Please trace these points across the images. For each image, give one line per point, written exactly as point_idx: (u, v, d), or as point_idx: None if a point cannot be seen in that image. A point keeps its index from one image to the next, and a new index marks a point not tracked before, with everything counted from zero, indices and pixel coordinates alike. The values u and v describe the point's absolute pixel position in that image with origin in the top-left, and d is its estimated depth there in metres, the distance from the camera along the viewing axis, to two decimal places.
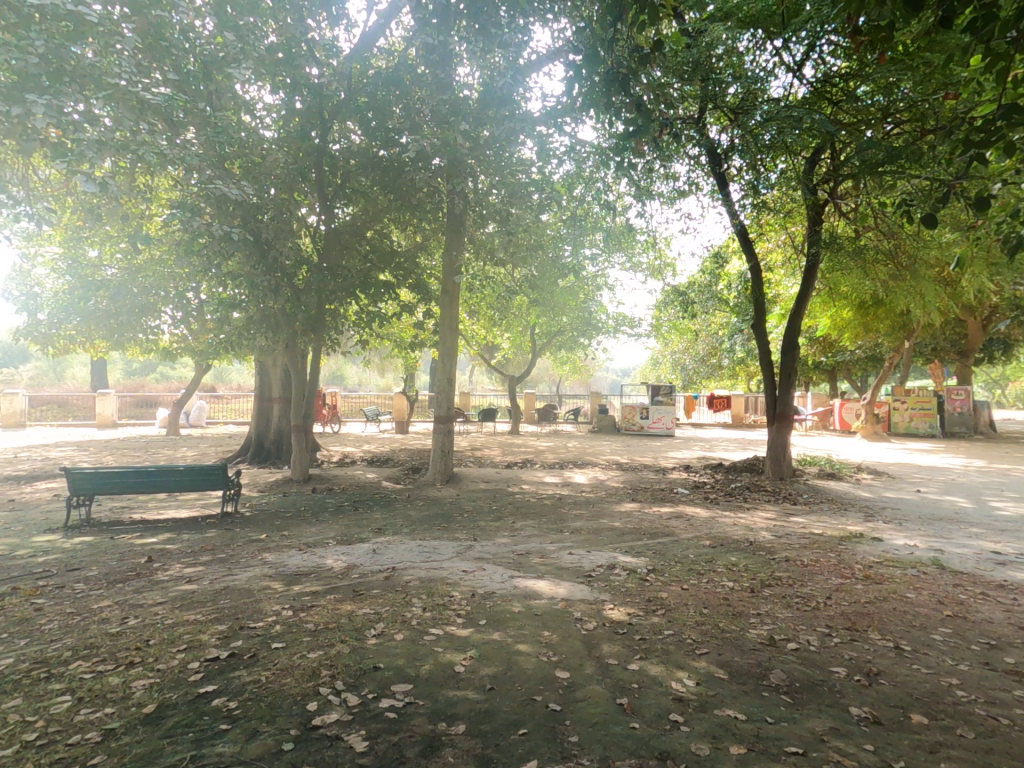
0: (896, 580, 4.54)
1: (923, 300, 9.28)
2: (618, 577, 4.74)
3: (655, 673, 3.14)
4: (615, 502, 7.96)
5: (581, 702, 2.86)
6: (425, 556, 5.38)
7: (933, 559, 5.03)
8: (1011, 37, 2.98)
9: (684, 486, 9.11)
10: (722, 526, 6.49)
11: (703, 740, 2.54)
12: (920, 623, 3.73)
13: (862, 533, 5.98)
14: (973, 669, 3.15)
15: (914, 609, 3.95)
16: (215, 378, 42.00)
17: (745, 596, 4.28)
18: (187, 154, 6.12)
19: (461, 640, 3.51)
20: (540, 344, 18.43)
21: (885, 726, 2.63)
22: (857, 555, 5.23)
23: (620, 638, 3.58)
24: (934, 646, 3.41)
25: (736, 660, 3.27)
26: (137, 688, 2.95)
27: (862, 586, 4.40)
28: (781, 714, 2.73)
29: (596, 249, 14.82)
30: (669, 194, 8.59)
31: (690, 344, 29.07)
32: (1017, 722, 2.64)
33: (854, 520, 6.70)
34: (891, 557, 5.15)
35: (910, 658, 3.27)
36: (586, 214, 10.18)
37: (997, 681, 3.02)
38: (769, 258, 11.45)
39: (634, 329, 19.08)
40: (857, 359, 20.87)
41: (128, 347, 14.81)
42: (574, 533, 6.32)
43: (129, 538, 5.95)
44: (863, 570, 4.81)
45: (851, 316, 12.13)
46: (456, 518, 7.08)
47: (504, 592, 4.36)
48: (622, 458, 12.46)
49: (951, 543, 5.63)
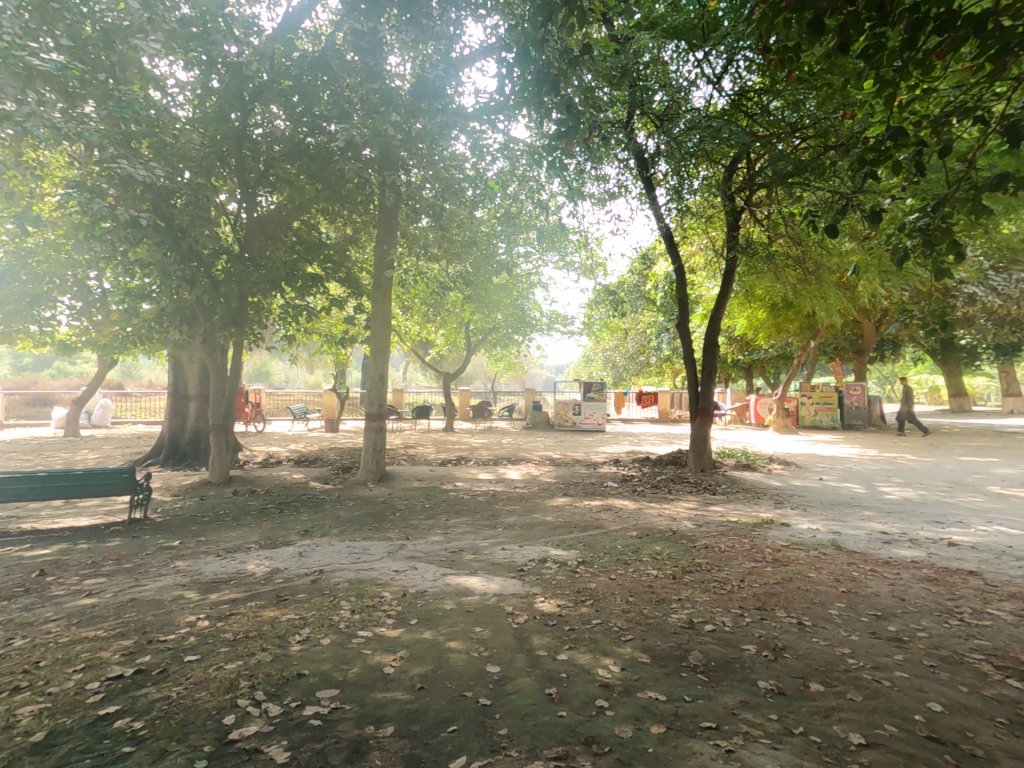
0: (800, 561, 4.92)
1: (825, 304, 10.08)
2: (549, 570, 4.84)
3: (583, 662, 3.22)
4: (547, 497, 8.12)
5: (512, 695, 2.90)
6: (355, 558, 5.24)
7: (832, 541, 5.50)
8: (897, 67, 3.28)
9: (613, 479, 9.41)
10: (648, 517, 6.78)
11: (626, 723, 2.64)
12: (819, 600, 4.06)
13: (771, 519, 6.43)
14: (861, 639, 3.47)
15: (814, 587, 4.30)
16: (122, 373, 38.82)
17: (667, 583, 4.49)
18: (84, 130, 5.64)
19: (391, 641, 3.45)
20: (474, 341, 18.42)
21: (788, 697, 2.84)
22: (768, 539, 5.62)
23: (550, 629, 3.66)
24: (830, 620, 3.72)
25: (659, 644, 3.43)
26: (24, 715, 2.68)
27: (770, 569, 4.74)
28: (698, 692, 2.89)
29: (530, 248, 14.98)
30: (600, 195, 8.84)
31: (619, 343, 30.11)
32: (896, 683, 2.94)
33: (765, 507, 7.21)
34: (796, 540, 5.58)
35: (810, 633, 3.55)
36: (520, 214, 10.28)
37: (881, 648, 3.34)
38: (692, 261, 12.03)
39: (566, 326, 19.43)
40: (770, 357, 22.41)
41: (17, 340, 13.42)
42: (507, 528, 6.38)
43: (17, 550, 5.39)
44: (772, 553, 5.17)
45: (766, 317, 12.99)
46: (387, 517, 6.94)
47: (436, 590, 4.33)
48: (555, 453, 12.72)
49: (846, 525, 6.18)
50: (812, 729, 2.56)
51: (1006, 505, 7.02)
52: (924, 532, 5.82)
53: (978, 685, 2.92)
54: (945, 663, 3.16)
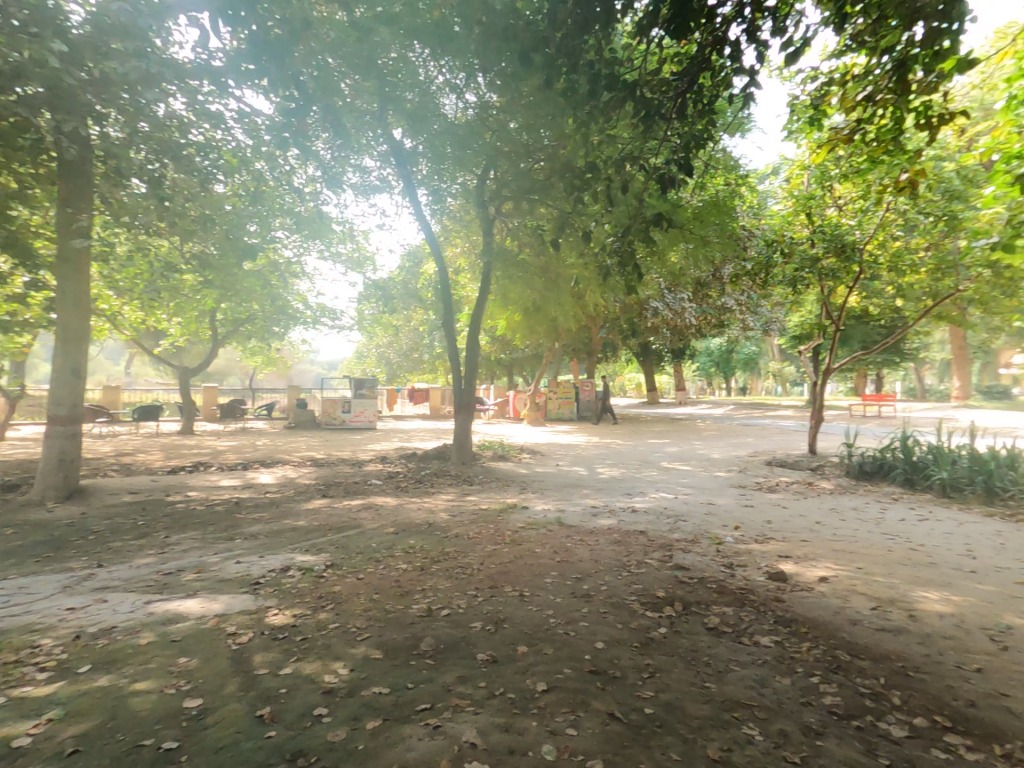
0: (533, 539, 5.50)
1: (564, 311, 11.56)
2: (290, 579, 4.49)
3: (308, 671, 3.04)
4: (300, 500, 7.58)
5: (213, 728, 2.56)
6: (17, 601, 4.09)
7: (561, 518, 6.30)
8: None
9: (374, 477, 9.27)
10: (406, 512, 6.84)
11: (342, 726, 2.56)
12: (540, 571, 4.59)
13: (516, 504, 7.09)
14: (566, 600, 4.00)
15: (539, 561, 4.85)
16: None
17: (414, 575, 4.57)
18: None
19: (48, 701, 2.76)
20: (224, 332, 16.32)
21: (499, 663, 3.11)
22: (511, 522, 6.17)
23: (277, 643, 3.37)
24: (545, 588, 4.22)
25: (394, 637, 3.44)
26: None
27: (508, 549, 5.18)
28: (420, 677, 2.97)
29: (286, 234, 13.84)
30: (362, 187, 8.59)
31: (392, 340, 30.02)
32: (583, 632, 3.46)
33: (512, 493, 7.91)
34: (533, 521, 6.24)
35: (529, 602, 3.97)
36: (265, 194, 9.39)
37: (578, 605, 3.91)
38: (457, 263, 12.57)
39: (335, 320, 18.45)
40: (526, 356, 24.91)
41: None
42: (247, 539, 5.74)
43: None
44: (512, 535, 5.68)
45: (520, 320, 14.34)
46: (81, 543, 5.62)
47: (136, 624, 3.63)
48: (316, 453, 12.01)
49: (573, 503, 7.15)
50: (512, 688, 2.84)
51: (683, 477, 8.99)
52: (624, 503, 7.12)
53: (631, 620, 3.62)
54: (617, 608, 3.83)
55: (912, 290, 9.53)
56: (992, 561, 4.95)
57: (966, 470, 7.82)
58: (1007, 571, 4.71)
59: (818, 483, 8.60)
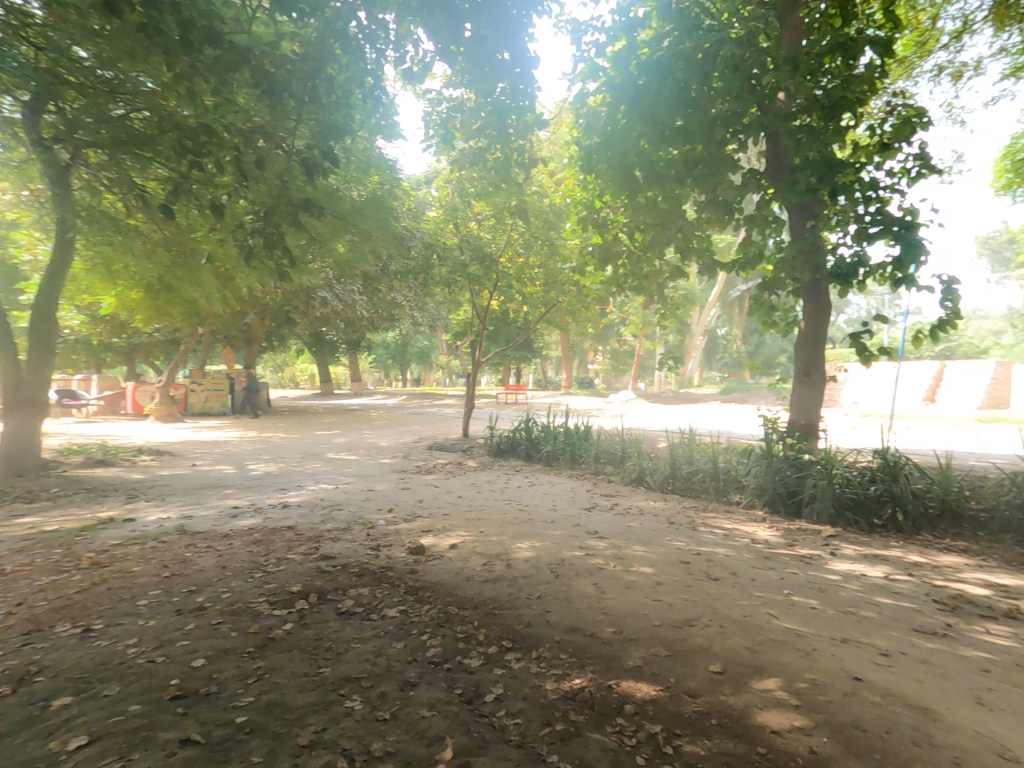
0: (125, 558, 4.66)
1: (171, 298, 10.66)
2: None
3: None
4: None
5: None
6: None
7: (175, 527, 5.53)
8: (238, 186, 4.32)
9: None
10: None
11: None
12: (129, 595, 3.89)
13: (110, 518, 5.92)
14: (162, 621, 3.51)
15: (129, 583, 4.12)
16: None
17: None
18: None
19: None
20: None
21: (13, 732, 2.45)
22: (93, 543, 5.09)
23: None
24: (133, 614, 3.61)
25: None
26: None
27: (81, 577, 4.24)
28: None
29: None
30: None
31: None
32: (170, 656, 3.08)
33: (110, 505, 6.60)
34: (132, 535, 5.32)
35: (99, 636, 3.31)
36: None
37: (174, 624, 3.46)
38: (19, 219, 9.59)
39: None
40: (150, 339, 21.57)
41: None
42: None
43: None
44: (92, 558, 4.68)
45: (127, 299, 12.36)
46: None
47: None
48: None
49: (200, 508, 6.40)
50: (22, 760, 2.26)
51: (339, 468, 9.05)
52: (280, 499, 6.74)
53: (251, 624, 3.45)
54: (230, 616, 3.57)
55: (533, 303, 11.70)
56: (574, 508, 6.80)
57: (563, 441, 10.34)
58: (575, 516, 6.40)
59: (467, 461, 9.97)
